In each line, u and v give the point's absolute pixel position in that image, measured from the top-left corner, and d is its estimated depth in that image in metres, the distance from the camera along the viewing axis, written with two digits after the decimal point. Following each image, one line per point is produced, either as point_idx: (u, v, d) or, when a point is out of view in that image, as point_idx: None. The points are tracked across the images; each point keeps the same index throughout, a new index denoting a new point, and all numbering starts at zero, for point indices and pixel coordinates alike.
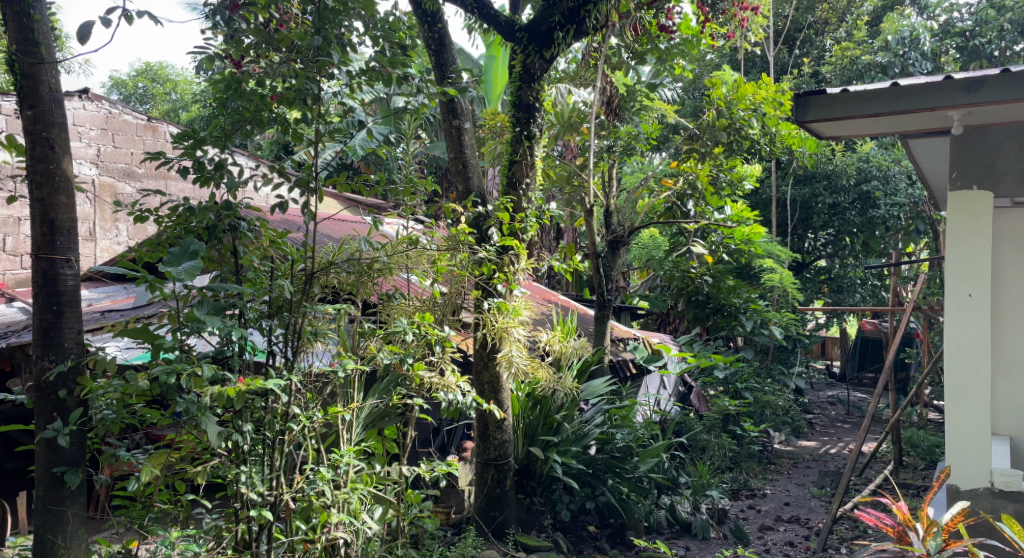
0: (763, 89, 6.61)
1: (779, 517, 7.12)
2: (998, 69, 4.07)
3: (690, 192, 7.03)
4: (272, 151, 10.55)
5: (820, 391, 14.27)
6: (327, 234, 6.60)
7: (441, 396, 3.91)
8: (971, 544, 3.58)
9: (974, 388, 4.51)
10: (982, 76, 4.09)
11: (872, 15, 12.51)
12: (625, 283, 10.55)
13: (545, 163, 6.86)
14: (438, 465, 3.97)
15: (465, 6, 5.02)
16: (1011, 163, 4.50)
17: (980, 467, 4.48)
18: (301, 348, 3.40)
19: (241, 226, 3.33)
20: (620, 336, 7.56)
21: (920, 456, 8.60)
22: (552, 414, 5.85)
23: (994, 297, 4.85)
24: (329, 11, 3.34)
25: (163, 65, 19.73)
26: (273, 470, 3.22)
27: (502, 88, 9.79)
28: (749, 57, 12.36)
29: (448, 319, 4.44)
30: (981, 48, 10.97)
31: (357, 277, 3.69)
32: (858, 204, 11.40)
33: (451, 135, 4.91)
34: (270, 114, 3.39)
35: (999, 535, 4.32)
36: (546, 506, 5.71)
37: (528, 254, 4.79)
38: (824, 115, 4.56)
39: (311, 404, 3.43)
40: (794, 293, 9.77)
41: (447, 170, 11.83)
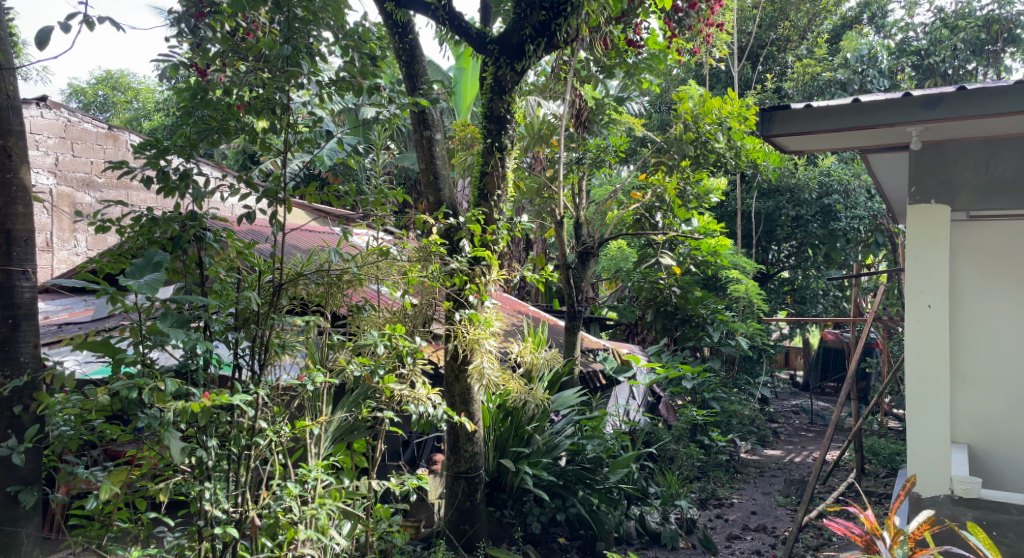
0: (729, 104, 6.75)
1: (746, 525, 7.20)
2: (954, 87, 4.22)
3: (659, 204, 7.05)
4: (238, 161, 10.45)
5: (784, 400, 14.51)
6: (293, 245, 6.55)
7: (412, 409, 3.88)
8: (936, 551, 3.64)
9: (933, 397, 4.67)
10: (938, 93, 4.24)
11: (832, 33, 12.75)
12: (594, 294, 10.58)
13: (515, 174, 6.89)
14: (408, 479, 3.95)
15: (436, 19, 5.00)
16: (966, 178, 4.65)
17: (941, 474, 4.62)
18: (269, 361, 3.38)
19: (207, 237, 3.28)
20: (590, 347, 7.60)
21: (881, 463, 8.74)
22: (523, 426, 5.84)
23: (954, 306, 5.00)
24: (298, 20, 3.34)
25: (124, 73, 19.57)
26: (239, 486, 3.24)
27: (472, 101, 9.80)
28: (714, 72, 12.56)
29: (420, 331, 4.43)
30: (935, 66, 11.39)
31: (326, 289, 3.73)
32: (820, 217, 11.59)
33: (422, 146, 4.91)
34: (237, 123, 3.36)
35: (961, 542, 4.42)
36: (517, 519, 5.73)
37: (500, 265, 4.80)
38: (788, 129, 4.68)
39: (279, 418, 3.43)
40: (759, 304, 9.92)
41: (416, 180, 11.84)
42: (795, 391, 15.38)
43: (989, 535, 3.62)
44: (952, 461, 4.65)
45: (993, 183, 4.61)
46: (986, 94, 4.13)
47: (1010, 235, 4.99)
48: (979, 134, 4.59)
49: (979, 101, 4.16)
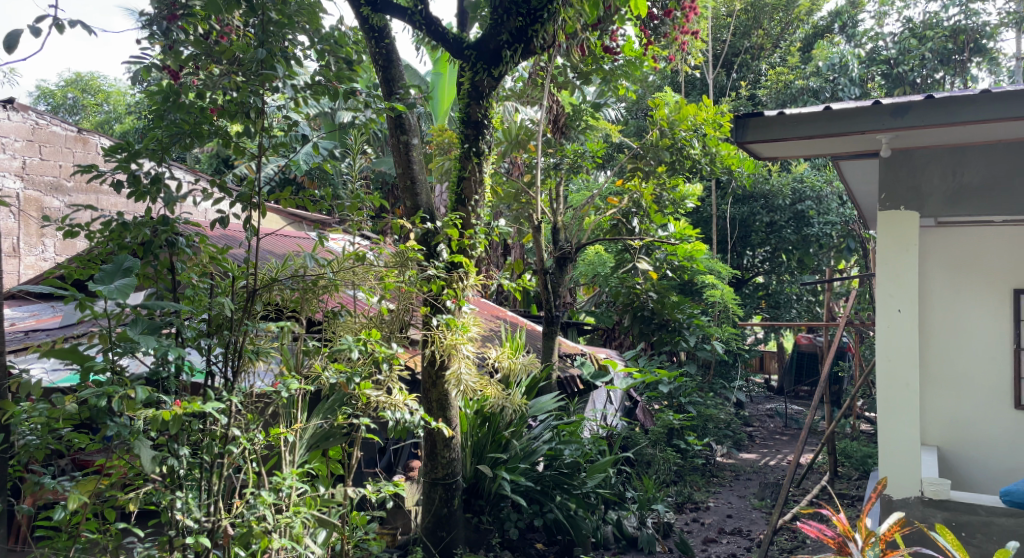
0: (704, 111, 6.79)
1: (722, 529, 7.24)
2: (921, 96, 4.33)
3: (635, 209, 7.15)
4: (211, 165, 10.32)
5: (759, 404, 14.64)
6: (268, 250, 6.49)
7: (388, 415, 3.86)
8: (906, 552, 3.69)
9: (904, 400, 4.84)
10: (907, 102, 4.35)
11: (804, 42, 12.93)
12: (571, 299, 10.59)
13: (493, 180, 6.88)
14: (384, 486, 3.90)
15: (413, 23, 4.94)
16: (934, 185, 4.84)
17: (911, 477, 4.81)
18: (242, 368, 3.33)
19: (179, 242, 3.21)
20: (568, 352, 7.59)
21: (854, 466, 8.85)
22: (501, 431, 5.84)
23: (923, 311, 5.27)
24: (273, 24, 3.30)
25: (94, 75, 19.33)
26: (211, 495, 3.17)
27: (450, 106, 9.77)
28: (689, 79, 12.66)
29: (396, 337, 4.41)
30: (904, 75, 11.77)
31: (302, 294, 3.72)
32: (793, 223, 11.75)
33: (399, 151, 4.87)
34: (210, 127, 3.33)
35: (929, 543, 4.58)
36: (495, 525, 5.70)
37: (478, 270, 4.78)
38: (761, 136, 4.77)
39: (253, 426, 3.38)
40: (734, 309, 10.00)
41: (393, 186, 11.79)
42: (770, 395, 15.51)
43: (956, 537, 3.67)
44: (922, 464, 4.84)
45: (961, 190, 4.80)
46: (953, 103, 4.25)
47: (973, 244, 5.39)
48: (946, 142, 4.77)
49: (946, 110, 4.28)
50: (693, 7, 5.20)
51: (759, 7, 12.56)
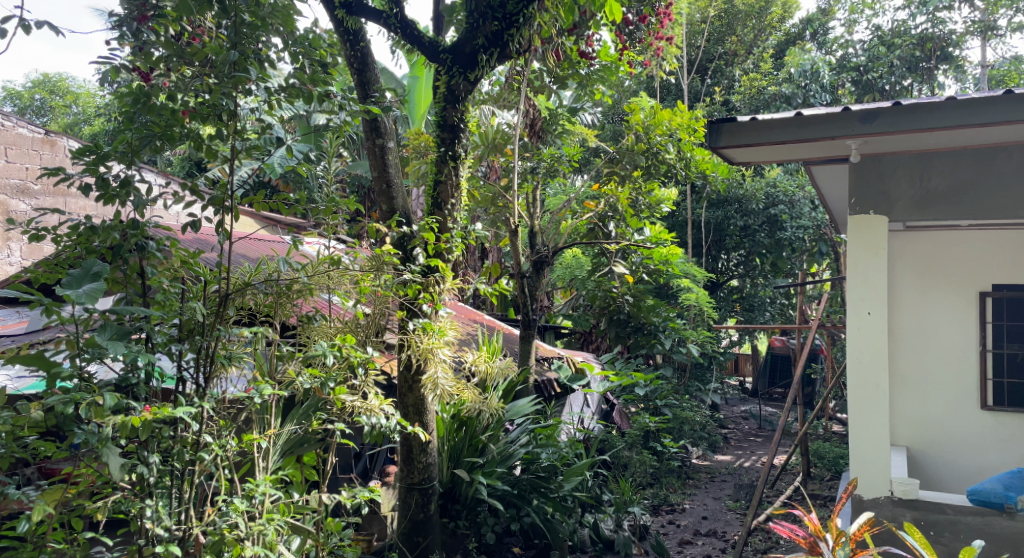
0: (679, 116, 6.82)
1: (698, 530, 7.29)
2: (890, 102, 4.49)
3: (611, 213, 7.17)
4: (184, 168, 10.19)
5: (734, 406, 14.76)
6: (241, 254, 6.41)
7: (364, 421, 3.83)
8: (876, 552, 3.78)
9: (873, 399, 5.02)
10: (874, 109, 4.51)
11: (776, 49, 13.04)
12: (548, 302, 10.60)
13: (469, 184, 6.86)
14: (360, 493, 3.87)
15: (388, 26, 4.93)
16: (902, 189, 5.04)
17: (881, 477, 4.96)
18: (214, 373, 3.30)
19: (150, 246, 3.16)
20: (545, 355, 7.58)
21: (826, 467, 8.94)
22: (477, 435, 5.81)
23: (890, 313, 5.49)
24: (246, 26, 3.27)
25: (63, 77, 19.10)
26: (182, 503, 3.16)
27: (426, 109, 9.70)
28: (664, 85, 12.74)
29: (373, 342, 4.36)
30: (873, 82, 12.02)
31: (275, 299, 3.70)
32: (766, 227, 11.85)
33: (375, 154, 4.83)
34: (182, 129, 3.30)
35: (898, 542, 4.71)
36: (471, 530, 5.71)
37: (454, 274, 4.75)
38: (735, 141, 4.91)
39: (225, 432, 3.34)
40: (709, 312, 10.08)
41: (369, 189, 11.75)
42: (744, 397, 15.62)
43: (923, 537, 3.87)
44: (890, 466, 5.00)
45: (928, 195, 5.00)
46: (918, 110, 4.41)
47: (937, 247, 5.66)
48: (913, 148, 4.97)
49: (912, 116, 4.44)
50: (668, 13, 5.28)
51: (732, 13, 12.66)
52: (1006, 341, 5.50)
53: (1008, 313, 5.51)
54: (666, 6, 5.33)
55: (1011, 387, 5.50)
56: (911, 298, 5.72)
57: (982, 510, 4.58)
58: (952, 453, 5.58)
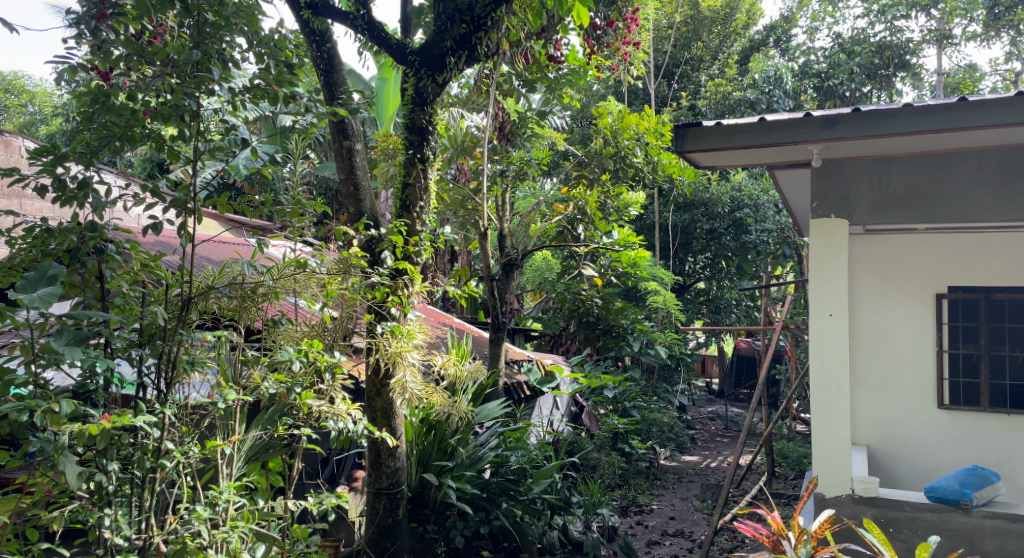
0: (646, 120, 6.91)
1: (665, 530, 7.35)
2: (849, 109, 4.58)
3: (581, 216, 7.15)
4: (144, 169, 9.97)
5: (701, 407, 14.91)
6: (205, 257, 6.29)
7: (330, 426, 3.80)
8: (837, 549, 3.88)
9: (834, 399, 5.12)
10: (835, 115, 4.60)
11: (742, 55, 13.03)
12: (518, 305, 10.58)
13: (438, 186, 6.80)
14: (326, 498, 3.79)
15: (355, 28, 4.89)
16: (862, 194, 5.14)
17: (843, 476, 5.02)
18: (176, 379, 3.23)
19: (108, 249, 3.09)
20: (514, 357, 7.61)
21: (790, 466, 9.07)
22: (446, 439, 5.77)
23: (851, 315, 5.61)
24: (209, 26, 3.23)
25: (17, 75, 18.64)
26: (143, 512, 3.09)
27: (394, 111, 9.63)
28: (631, 89, 12.81)
29: (340, 346, 4.31)
30: (835, 88, 12.44)
31: (239, 302, 3.62)
32: (732, 230, 12.00)
33: (342, 156, 4.77)
34: (142, 130, 3.23)
35: (860, 540, 4.80)
36: (439, 534, 5.64)
37: (423, 277, 4.71)
38: (700, 145, 4.99)
39: (188, 439, 3.28)
40: (676, 314, 10.18)
41: (337, 191, 11.63)
42: (711, 398, 15.78)
43: (880, 532, 4.04)
44: (852, 465, 5.07)
45: (887, 200, 5.10)
46: (878, 116, 4.51)
47: (898, 251, 5.79)
48: (872, 153, 5.07)
49: (872, 122, 4.54)
50: (635, 18, 5.32)
51: (698, 19, 12.78)
52: (962, 341, 5.68)
53: (962, 314, 5.69)
54: (632, 11, 5.37)
55: (966, 385, 5.68)
56: (871, 299, 5.87)
57: (938, 507, 4.68)
58: (911, 450, 5.76)
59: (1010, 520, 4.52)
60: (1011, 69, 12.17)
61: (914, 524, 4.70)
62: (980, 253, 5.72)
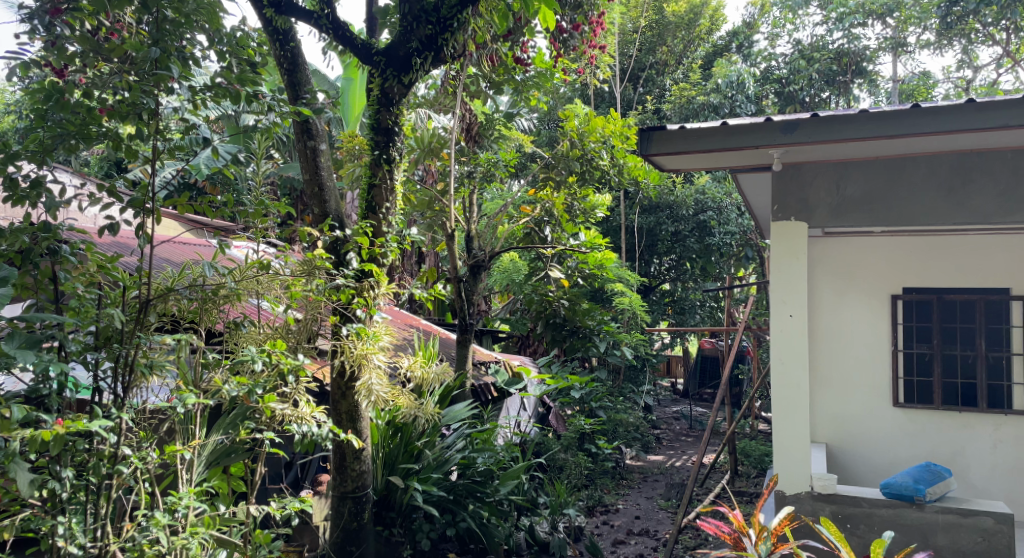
0: (611, 123, 6.98)
1: (631, 530, 7.39)
2: (809, 114, 4.66)
3: (548, 218, 7.10)
4: (102, 168, 9.73)
5: (666, 408, 15.04)
6: (164, 258, 6.16)
7: (294, 429, 3.76)
8: (795, 545, 3.97)
9: (794, 399, 5.20)
10: (795, 120, 4.67)
11: (705, 59, 13.23)
12: (486, 306, 10.55)
13: (405, 187, 6.75)
14: (290, 503, 3.77)
15: (319, 27, 4.84)
16: (821, 197, 5.24)
17: (802, 474, 5.11)
18: (134, 383, 3.17)
19: (63, 250, 3.00)
20: (481, 359, 7.58)
21: (752, 464, 9.20)
22: (413, 442, 5.75)
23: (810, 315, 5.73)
24: (168, 22, 3.19)
25: None
26: (98, 519, 3.03)
27: (360, 112, 9.55)
28: (598, 92, 12.88)
29: (304, 348, 4.26)
30: (795, 94, 12.75)
31: (200, 304, 3.55)
32: (696, 232, 12.15)
33: (306, 156, 4.71)
34: (99, 129, 3.15)
35: (817, 536, 4.90)
36: (406, 537, 5.60)
37: (389, 279, 4.68)
38: (665, 148, 5.04)
39: (146, 444, 3.21)
40: (642, 315, 10.27)
41: (302, 192, 11.50)
42: (676, 398, 15.93)
43: (835, 528, 4.17)
44: (811, 462, 5.16)
45: (845, 203, 5.20)
46: (837, 121, 4.59)
47: (854, 253, 5.98)
48: (831, 157, 5.18)
49: (831, 127, 4.62)
50: (601, 22, 5.35)
51: (663, 24, 12.87)
52: (916, 341, 5.89)
53: (916, 314, 5.89)
54: (598, 15, 5.39)
55: (920, 385, 5.88)
56: (830, 299, 6.03)
57: (893, 502, 4.79)
58: (868, 447, 5.94)
59: (961, 514, 4.63)
60: (964, 76, 12.45)
61: (869, 520, 4.81)
62: (932, 256, 5.91)
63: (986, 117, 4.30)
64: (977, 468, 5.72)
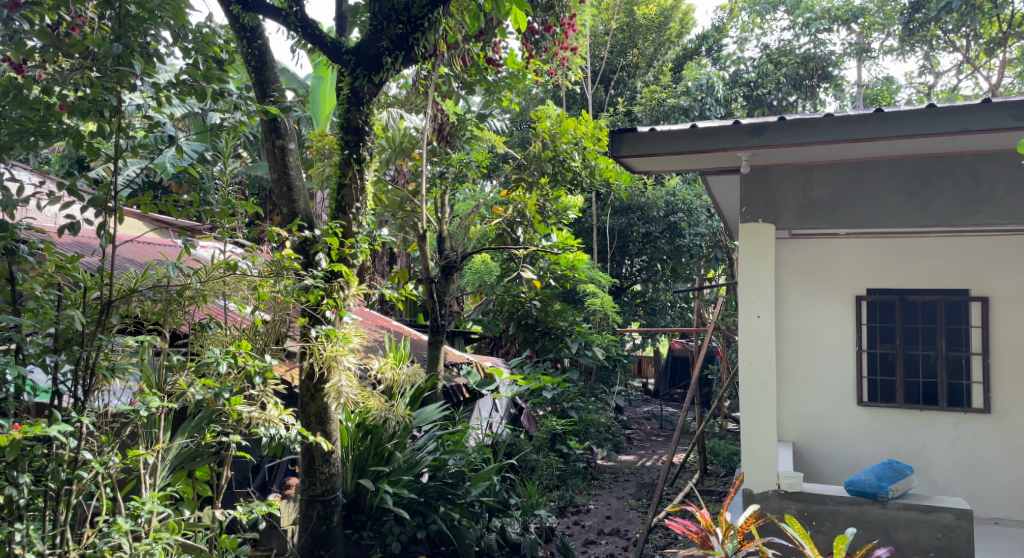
0: (583, 125, 7.02)
1: (602, 530, 7.42)
2: (776, 117, 4.71)
3: (519, 219, 7.03)
4: (63, 167, 9.48)
5: (637, 408, 15.14)
6: (128, 259, 6.03)
7: (261, 432, 3.68)
8: (761, 543, 4.02)
9: (761, 399, 5.25)
10: (762, 123, 4.72)
11: (675, 63, 13.33)
12: (458, 308, 10.51)
13: (376, 188, 6.69)
14: (256, 507, 3.71)
15: (287, 25, 4.78)
16: (788, 199, 5.31)
17: (769, 472, 5.16)
18: (95, 386, 3.11)
19: (20, 250, 2.92)
20: (453, 360, 7.53)
21: (721, 463, 9.29)
22: (383, 444, 5.73)
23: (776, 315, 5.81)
24: (132, 18, 3.13)
25: None
26: (58, 526, 2.95)
27: (331, 111, 9.46)
28: (570, 94, 12.90)
29: (272, 350, 4.18)
30: (763, 98, 12.93)
31: (164, 306, 3.48)
32: (666, 233, 12.24)
33: (274, 155, 4.63)
34: (59, 126, 3.04)
35: (783, 534, 4.96)
36: (376, 540, 5.55)
37: (359, 280, 4.62)
38: (635, 150, 5.06)
39: (107, 448, 3.14)
40: (614, 316, 10.30)
41: (271, 193, 11.35)
42: (646, 398, 16.03)
43: (800, 526, 4.23)
44: (778, 461, 5.21)
45: (811, 205, 5.27)
46: (802, 125, 4.64)
47: (819, 254, 6.08)
48: (797, 160, 5.25)
49: (798, 130, 4.67)
50: (572, 24, 5.37)
51: (634, 27, 12.93)
52: (879, 341, 5.98)
53: (880, 314, 5.99)
54: (569, 17, 5.41)
55: (883, 384, 5.97)
56: (796, 300, 6.10)
57: (857, 500, 4.85)
58: (833, 446, 6.02)
59: (922, 511, 4.71)
60: (925, 82, 12.68)
61: (835, 517, 4.87)
62: (894, 257, 6.02)
63: (947, 122, 4.38)
64: (938, 465, 5.84)
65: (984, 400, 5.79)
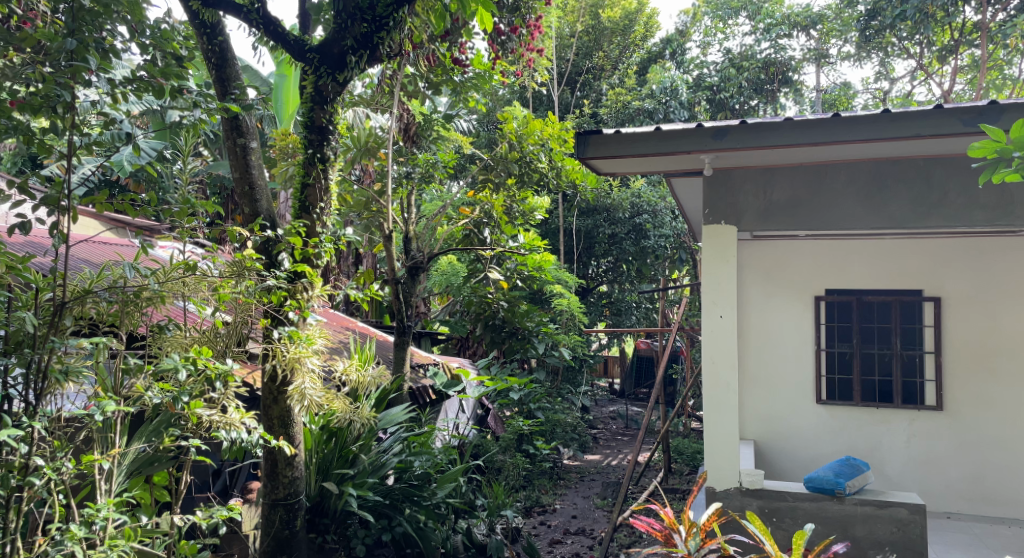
0: (550, 126, 7.03)
1: (567, 529, 7.44)
2: (738, 120, 4.76)
3: (486, 220, 6.96)
4: (15, 165, 9.18)
5: (603, 407, 15.21)
6: (83, 260, 5.87)
7: (222, 435, 3.60)
8: (722, 540, 4.07)
9: (724, 398, 5.30)
10: (725, 126, 4.77)
11: (640, 66, 13.44)
12: (424, 308, 10.45)
13: (341, 187, 6.59)
14: (216, 511, 3.64)
15: (248, 22, 4.71)
16: (749, 201, 5.37)
17: (731, 471, 5.22)
18: (48, 390, 3.02)
19: None
20: (419, 361, 7.48)
21: (685, 462, 9.38)
22: (348, 446, 5.68)
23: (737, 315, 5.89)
24: (86, 11, 3.01)
25: None
26: (7, 534, 2.87)
27: (294, 109, 9.33)
28: (536, 95, 12.91)
29: (233, 352, 4.09)
30: (726, 101, 13.10)
31: (121, 308, 3.38)
32: (632, 235, 12.30)
33: (236, 154, 4.56)
34: (8, 121, 2.97)
35: (744, 531, 5.01)
36: (340, 544, 5.50)
37: (323, 280, 4.56)
38: (601, 152, 5.08)
39: (60, 454, 3.05)
40: (580, 316, 10.33)
41: (232, 192, 11.15)
42: (612, 398, 16.11)
43: (760, 523, 4.30)
44: (740, 459, 5.27)
45: (771, 206, 5.34)
46: (763, 128, 4.71)
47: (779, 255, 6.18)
48: (758, 162, 5.31)
49: (759, 133, 4.73)
50: (538, 26, 5.36)
51: (599, 29, 12.96)
52: (837, 341, 6.08)
53: (838, 314, 6.11)
54: (535, 18, 5.40)
55: (841, 382, 6.08)
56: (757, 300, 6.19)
57: (816, 496, 4.92)
58: (793, 443, 6.12)
59: (878, 506, 4.80)
60: (881, 87, 12.93)
61: (795, 514, 4.93)
62: (852, 258, 6.13)
63: (902, 127, 4.47)
64: (894, 461, 5.95)
65: (937, 398, 5.92)
